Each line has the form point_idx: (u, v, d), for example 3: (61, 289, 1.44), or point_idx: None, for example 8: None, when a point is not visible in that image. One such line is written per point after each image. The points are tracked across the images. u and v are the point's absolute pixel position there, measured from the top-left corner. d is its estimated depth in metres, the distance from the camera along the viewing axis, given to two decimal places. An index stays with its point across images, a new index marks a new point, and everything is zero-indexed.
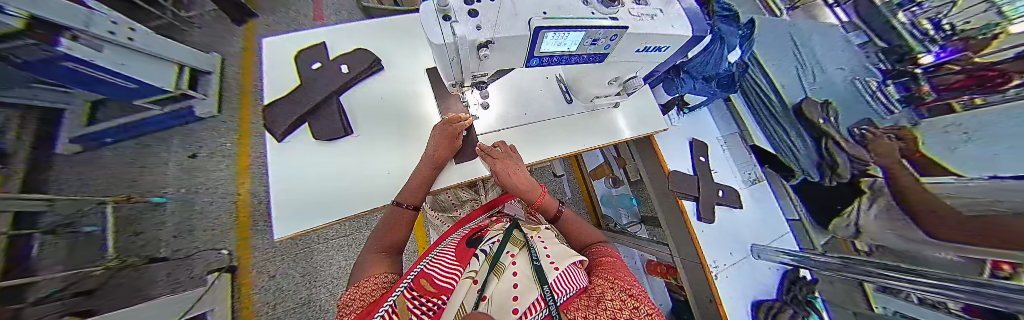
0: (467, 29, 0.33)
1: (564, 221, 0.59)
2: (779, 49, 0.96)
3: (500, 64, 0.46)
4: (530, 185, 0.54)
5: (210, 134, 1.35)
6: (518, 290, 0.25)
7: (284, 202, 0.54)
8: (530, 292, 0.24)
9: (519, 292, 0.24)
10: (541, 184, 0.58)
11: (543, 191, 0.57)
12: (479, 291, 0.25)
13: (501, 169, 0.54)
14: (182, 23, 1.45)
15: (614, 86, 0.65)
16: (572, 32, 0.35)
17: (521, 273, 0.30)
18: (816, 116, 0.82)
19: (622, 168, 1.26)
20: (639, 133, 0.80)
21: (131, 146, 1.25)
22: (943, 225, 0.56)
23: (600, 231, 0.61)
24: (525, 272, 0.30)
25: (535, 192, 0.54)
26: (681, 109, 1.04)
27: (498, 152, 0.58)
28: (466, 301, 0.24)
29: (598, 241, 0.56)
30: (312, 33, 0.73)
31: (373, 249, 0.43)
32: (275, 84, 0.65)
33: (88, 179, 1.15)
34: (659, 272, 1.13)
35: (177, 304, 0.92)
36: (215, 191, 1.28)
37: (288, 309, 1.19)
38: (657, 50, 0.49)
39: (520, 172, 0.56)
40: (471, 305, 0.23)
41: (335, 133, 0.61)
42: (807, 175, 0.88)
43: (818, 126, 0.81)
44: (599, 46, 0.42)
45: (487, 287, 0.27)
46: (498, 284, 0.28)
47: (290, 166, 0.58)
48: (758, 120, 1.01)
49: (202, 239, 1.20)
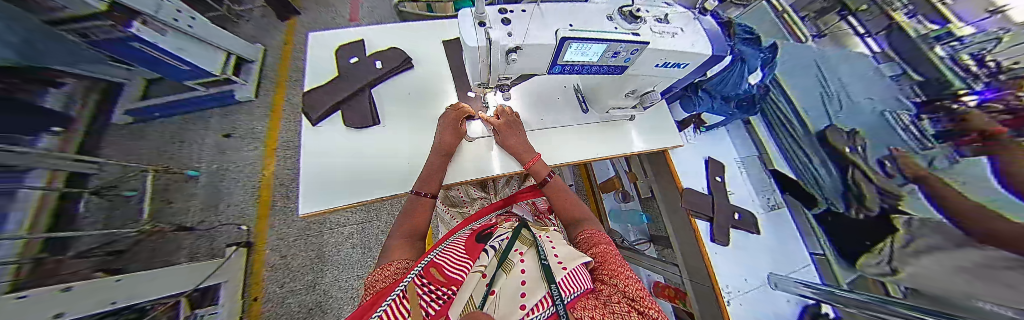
0: (499, 35, 0.36)
1: (548, 186, 0.60)
2: (807, 78, 0.92)
3: (525, 69, 0.48)
4: (524, 146, 0.63)
5: (246, 116, 1.45)
6: (526, 287, 0.26)
7: (311, 181, 0.58)
8: (538, 289, 0.25)
9: (526, 289, 0.25)
10: (535, 151, 0.66)
11: (535, 155, 0.64)
12: (488, 286, 0.26)
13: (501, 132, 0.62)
14: (234, 16, 1.59)
15: (631, 98, 0.66)
16: (596, 44, 0.37)
17: (529, 271, 0.31)
18: (851, 151, 0.78)
19: (633, 183, 1.24)
20: (653, 147, 0.80)
21: (176, 122, 1.37)
22: (982, 229, 0.51)
23: (587, 208, 0.57)
24: (533, 270, 0.31)
25: (529, 153, 0.63)
26: (698, 127, 1.02)
27: (498, 122, 0.63)
28: (474, 294, 0.24)
29: (586, 219, 0.53)
30: (351, 32, 0.79)
31: (398, 234, 0.46)
32: (313, 73, 0.71)
33: (136, 149, 1.27)
34: (669, 296, 1.06)
35: (198, 271, 1.01)
36: (242, 169, 1.35)
37: (295, 289, 1.23)
38: (676, 66, 0.50)
39: (518, 134, 0.64)
40: (480, 298, 0.23)
41: (364, 122, 0.66)
42: (830, 202, 0.85)
43: (851, 160, 0.78)
44: (620, 58, 0.44)
45: (495, 282, 0.28)
46: (506, 280, 0.29)
47: (322, 149, 0.62)
48: (784, 147, 0.99)
49: (225, 213, 1.27)
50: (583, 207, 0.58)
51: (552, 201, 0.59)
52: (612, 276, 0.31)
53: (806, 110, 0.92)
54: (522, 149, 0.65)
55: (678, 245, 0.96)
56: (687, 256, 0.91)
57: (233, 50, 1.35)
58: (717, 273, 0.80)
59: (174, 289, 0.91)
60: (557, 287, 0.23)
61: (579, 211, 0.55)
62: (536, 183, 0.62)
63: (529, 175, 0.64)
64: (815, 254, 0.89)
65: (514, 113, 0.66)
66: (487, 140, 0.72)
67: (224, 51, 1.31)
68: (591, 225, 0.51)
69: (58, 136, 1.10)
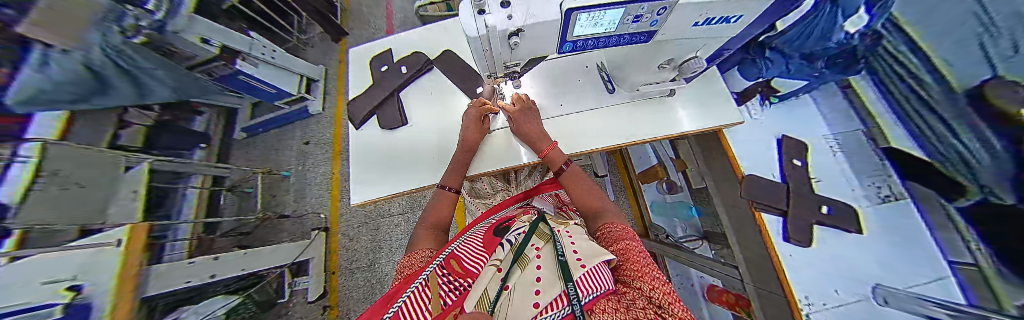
0: (498, 20, 0.34)
1: (565, 175, 0.58)
2: (949, 7, 0.54)
3: (534, 52, 0.45)
4: (541, 134, 0.60)
5: (317, 126, 1.77)
6: (541, 284, 0.25)
7: (359, 177, 0.68)
8: (553, 288, 0.23)
9: (541, 287, 0.24)
10: (553, 139, 0.63)
11: (552, 143, 0.60)
12: (503, 280, 0.25)
13: (517, 120, 0.60)
14: (303, 44, 1.93)
15: (666, 71, 0.56)
16: (609, 10, 0.32)
17: (545, 267, 0.30)
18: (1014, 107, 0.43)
19: (682, 172, 1.08)
20: (702, 127, 0.66)
21: (273, 134, 1.76)
22: None
23: (611, 202, 0.52)
24: (550, 267, 0.30)
25: (546, 141, 0.60)
26: (767, 98, 0.82)
27: (514, 107, 0.61)
28: (489, 287, 0.24)
29: (609, 210, 0.49)
30: (380, 42, 0.86)
31: (426, 225, 0.50)
32: (354, 84, 0.81)
33: (249, 157, 1.68)
34: (727, 302, 0.89)
35: (294, 248, 1.29)
36: (318, 170, 1.66)
37: (359, 267, 1.47)
38: (723, 22, 0.40)
39: (534, 121, 0.62)
40: (495, 292, 0.23)
41: (394, 123, 0.73)
42: (991, 192, 0.48)
43: (1018, 123, 0.42)
44: (643, 23, 0.37)
45: (510, 276, 0.27)
46: (521, 276, 0.28)
47: (366, 149, 0.72)
48: (925, 118, 0.60)
49: (308, 205, 1.59)
50: (607, 199, 0.53)
51: (573, 192, 0.56)
52: (636, 278, 0.28)
53: (946, 57, 0.54)
54: (539, 137, 0.62)
55: (738, 244, 0.81)
56: (750, 257, 0.76)
57: (304, 73, 1.64)
58: (795, 285, 0.63)
59: (281, 259, 1.21)
60: (574, 285, 0.21)
61: (602, 203, 0.51)
62: (552, 171, 0.59)
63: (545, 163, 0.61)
64: (958, 263, 0.53)
65: (529, 99, 0.63)
66: (501, 130, 0.70)
67: (298, 74, 1.61)
68: (615, 219, 0.46)
69: (204, 150, 1.54)
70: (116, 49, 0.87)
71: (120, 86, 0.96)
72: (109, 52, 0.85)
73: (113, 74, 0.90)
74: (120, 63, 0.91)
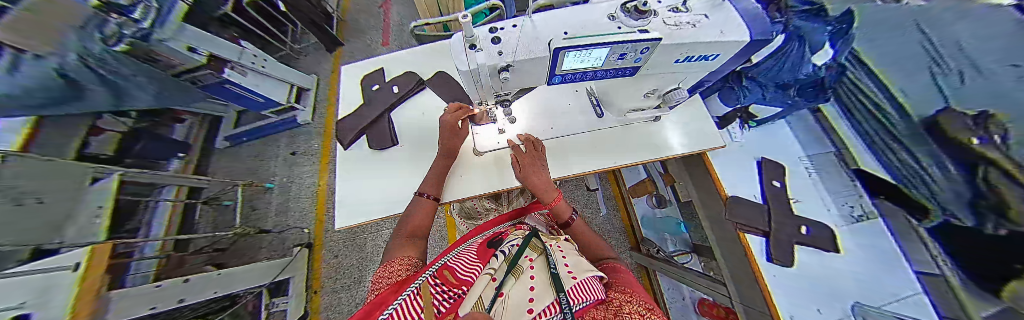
0: (490, 55, 0.36)
1: (571, 228, 0.56)
2: (897, 42, 0.59)
3: (524, 84, 0.46)
4: (548, 185, 0.54)
5: (306, 136, 1.73)
6: (534, 292, 0.27)
7: (346, 195, 0.66)
8: (546, 296, 0.25)
9: (535, 295, 0.26)
10: (558, 187, 0.56)
11: (558, 195, 0.54)
12: (497, 288, 0.26)
13: (524, 166, 0.55)
14: (295, 53, 1.92)
15: (652, 99, 0.58)
16: (595, 49, 0.34)
17: (538, 277, 0.31)
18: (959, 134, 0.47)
19: (670, 187, 1.09)
20: (692, 150, 0.68)
21: (257, 143, 1.70)
22: None
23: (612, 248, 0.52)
24: (542, 277, 0.31)
25: (551, 193, 0.53)
26: (746, 123, 0.86)
27: (524, 147, 0.59)
28: (484, 295, 0.24)
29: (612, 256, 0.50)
30: (374, 61, 0.86)
31: (403, 233, 0.48)
32: (345, 102, 0.81)
33: (230, 168, 1.62)
34: (715, 316, 0.91)
35: (273, 268, 1.25)
36: (305, 181, 1.62)
37: (345, 284, 1.42)
38: (702, 59, 0.42)
39: (540, 169, 0.56)
40: (489, 300, 0.23)
41: (385, 143, 0.72)
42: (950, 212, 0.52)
43: (967, 147, 0.46)
44: (628, 60, 0.39)
45: (504, 286, 0.28)
46: (515, 284, 0.29)
47: (352, 169, 0.70)
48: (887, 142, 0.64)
49: (293, 218, 1.54)
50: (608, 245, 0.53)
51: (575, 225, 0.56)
52: (622, 296, 0.30)
53: (901, 86, 0.59)
54: (544, 187, 0.55)
55: (723, 259, 0.82)
56: (733, 269, 0.78)
57: (295, 82, 1.62)
58: (778, 302, 0.63)
59: (258, 280, 1.16)
60: (566, 295, 0.24)
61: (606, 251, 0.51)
62: (559, 222, 0.57)
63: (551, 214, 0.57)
64: (925, 274, 0.57)
65: (538, 142, 0.60)
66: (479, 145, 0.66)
67: (288, 84, 1.59)
68: (615, 261, 0.47)
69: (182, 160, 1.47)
70: (94, 57, 0.84)
71: (95, 94, 0.90)
72: (85, 59, 0.82)
73: (92, 83, 0.87)
74: (97, 71, 0.86)
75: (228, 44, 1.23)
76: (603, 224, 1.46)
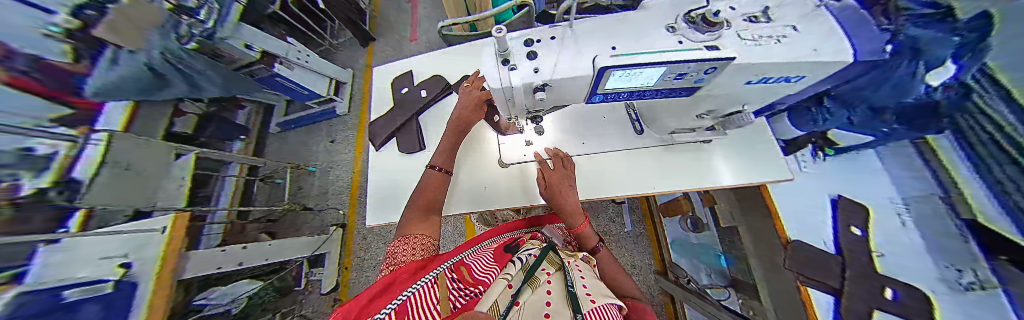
0: (525, 71, 0.33)
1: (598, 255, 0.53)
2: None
3: (558, 102, 0.43)
4: (575, 209, 0.50)
5: (343, 126, 1.87)
6: (551, 308, 0.24)
7: (375, 196, 0.69)
8: (563, 315, 0.22)
9: (551, 311, 0.23)
10: (586, 213, 0.52)
11: (585, 220, 0.51)
12: (514, 296, 0.24)
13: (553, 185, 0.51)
14: (334, 48, 2.06)
15: (706, 120, 0.51)
16: (647, 68, 0.29)
17: (555, 293, 0.28)
18: None
19: (708, 208, 0.99)
20: (746, 182, 0.59)
21: (301, 131, 1.88)
22: None
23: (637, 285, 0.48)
24: (559, 293, 0.28)
25: (579, 217, 0.50)
26: (820, 149, 0.74)
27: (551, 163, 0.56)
28: (500, 301, 0.22)
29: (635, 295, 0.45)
30: (405, 63, 0.88)
31: (416, 207, 0.50)
32: (378, 104, 0.84)
33: (280, 151, 1.81)
34: None
35: (313, 242, 1.40)
36: (340, 167, 1.76)
37: (371, 267, 1.53)
38: (781, 81, 0.35)
39: (569, 190, 0.52)
40: (505, 307, 0.21)
41: (413, 147, 0.73)
42: None
43: None
44: (687, 80, 0.33)
45: (521, 294, 0.26)
46: (532, 295, 0.27)
47: (382, 171, 0.73)
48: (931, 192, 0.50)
49: (330, 200, 1.68)
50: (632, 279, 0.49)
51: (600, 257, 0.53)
52: None
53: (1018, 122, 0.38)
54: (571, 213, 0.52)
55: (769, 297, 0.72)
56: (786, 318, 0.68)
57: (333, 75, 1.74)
58: None
59: (304, 250, 1.33)
60: None
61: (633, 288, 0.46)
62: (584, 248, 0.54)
63: (577, 238, 0.55)
64: None
65: (568, 159, 0.58)
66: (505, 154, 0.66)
67: (327, 77, 1.70)
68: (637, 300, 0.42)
69: (243, 142, 1.69)
70: (175, 54, 1.03)
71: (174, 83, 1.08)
72: (168, 56, 1.01)
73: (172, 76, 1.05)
74: (177, 66, 1.05)
75: (278, 41, 1.33)
76: (625, 239, 1.41)
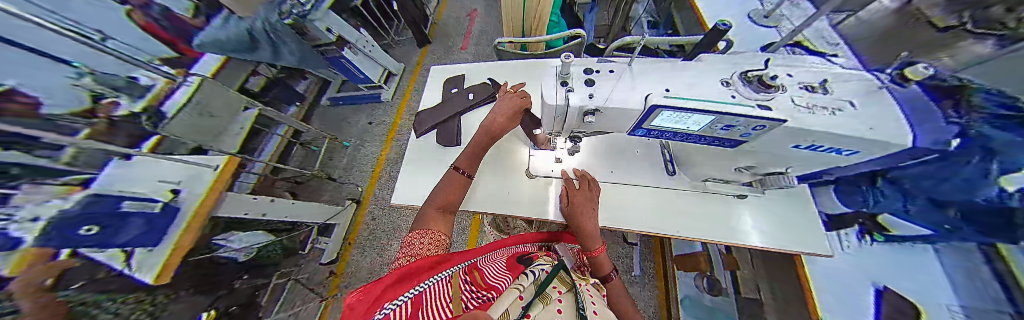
0: (581, 95, 0.37)
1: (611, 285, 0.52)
2: None
3: (602, 128, 0.46)
4: (594, 234, 0.51)
5: (383, 111, 2.04)
6: None
7: (407, 179, 0.75)
8: None
9: None
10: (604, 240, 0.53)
11: (603, 246, 0.51)
12: (524, 308, 0.25)
13: (576, 203, 0.54)
14: (394, 43, 2.32)
15: (744, 174, 0.51)
16: (697, 114, 0.31)
17: (565, 312, 0.29)
18: None
19: (731, 271, 0.92)
20: (779, 246, 0.56)
21: (346, 108, 2.08)
22: None
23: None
24: (570, 315, 0.28)
25: (595, 242, 0.51)
26: (867, 233, 0.67)
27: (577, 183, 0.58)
28: (510, 310, 0.24)
29: None
30: (459, 67, 0.98)
31: (434, 206, 0.54)
32: (428, 97, 0.93)
33: (323, 122, 2.00)
34: None
35: (329, 210, 1.48)
36: (370, 147, 1.90)
37: (372, 247, 1.57)
38: (832, 152, 0.35)
39: (592, 212, 0.54)
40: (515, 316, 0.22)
41: (449, 142, 0.79)
42: None
43: None
44: (733, 132, 0.35)
45: (532, 307, 0.27)
46: (542, 309, 0.28)
47: (417, 159, 0.79)
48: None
49: (354, 176, 1.80)
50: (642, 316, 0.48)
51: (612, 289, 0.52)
52: None
53: None
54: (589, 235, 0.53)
55: None
56: None
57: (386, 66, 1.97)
58: None
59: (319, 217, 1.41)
60: None
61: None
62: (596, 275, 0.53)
63: (590, 263, 0.54)
64: None
65: (595, 182, 0.59)
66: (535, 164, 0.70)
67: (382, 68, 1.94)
68: None
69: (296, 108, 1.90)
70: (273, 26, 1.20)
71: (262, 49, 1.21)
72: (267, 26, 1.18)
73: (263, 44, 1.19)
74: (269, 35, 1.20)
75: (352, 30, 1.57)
76: (631, 285, 1.31)
